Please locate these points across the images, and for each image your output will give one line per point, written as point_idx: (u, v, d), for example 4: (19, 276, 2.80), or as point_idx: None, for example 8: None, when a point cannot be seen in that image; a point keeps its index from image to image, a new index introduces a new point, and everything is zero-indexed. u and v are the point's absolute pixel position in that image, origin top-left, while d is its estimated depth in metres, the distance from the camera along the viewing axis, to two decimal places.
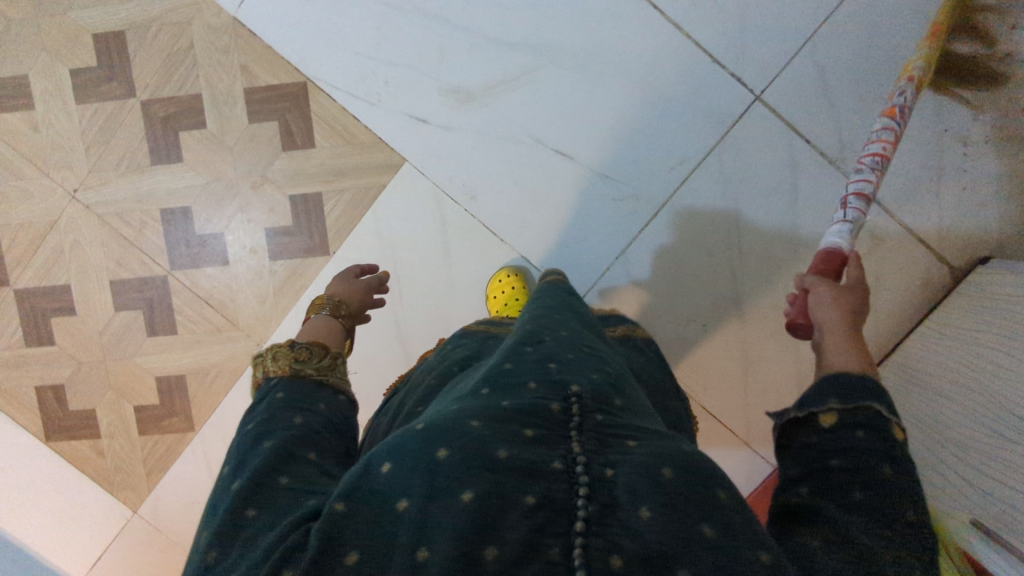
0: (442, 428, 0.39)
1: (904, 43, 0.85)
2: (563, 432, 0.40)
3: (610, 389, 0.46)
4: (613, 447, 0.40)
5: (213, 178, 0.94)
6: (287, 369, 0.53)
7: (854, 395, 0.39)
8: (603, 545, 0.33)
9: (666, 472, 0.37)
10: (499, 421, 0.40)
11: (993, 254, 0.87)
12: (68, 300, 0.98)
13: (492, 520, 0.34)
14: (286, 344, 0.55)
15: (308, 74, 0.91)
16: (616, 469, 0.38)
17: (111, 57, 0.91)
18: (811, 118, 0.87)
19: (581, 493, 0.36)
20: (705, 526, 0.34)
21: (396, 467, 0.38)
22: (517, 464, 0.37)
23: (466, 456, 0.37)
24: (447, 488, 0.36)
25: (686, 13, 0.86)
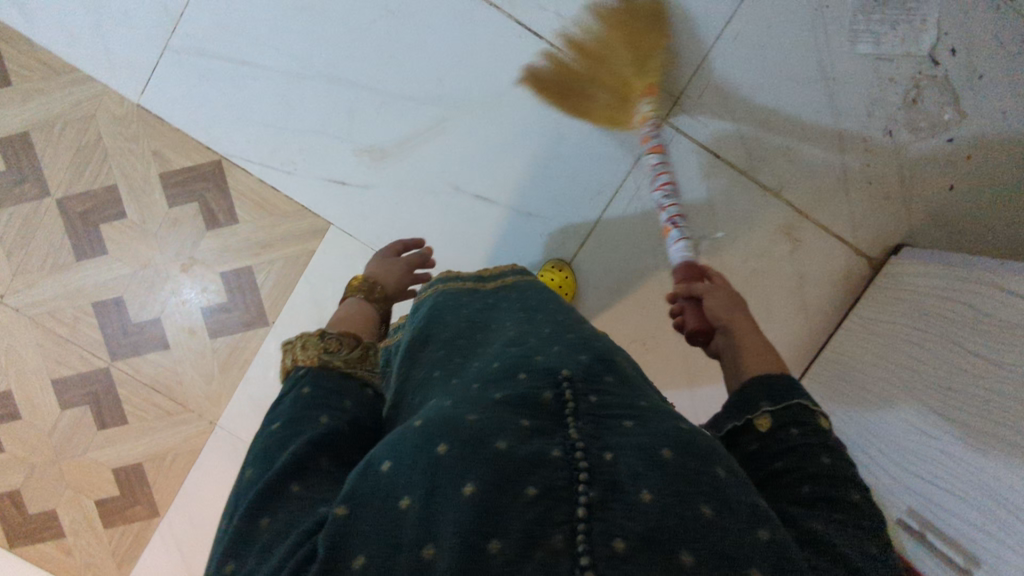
0: (437, 425, 0.38)
1: (789, 55, 0.89)
2: (560, 419, 0.39)
3: (601, 369, 0.46)
4: (612, 427, 0.39)
5: (142, 265, 0.94)
6: (316, 359, 0.49)
7: (785, 397, 0.45)
8: (604, 529, 0.32)
9: (666, 452, 0.36)
10: (494, 414, 0.39)
11: (904, 241, 0.92)
12: (11, 405, 0.97)
13: (495, 510, 0.33)
14: (316, 335, 0.51)
15: (221, 152, 0.91)
16: (615, 452, 0.37)
17: (20, 160, 0.91)
18: (718, 132, 0.91)
19: (582, 479, 0.35)
20: (705, 506, 0.34)
21: (395, 465, 0.36)
22: (518, 454, 0.36)
23: (465, 450, 0.36)
24: (447, 484, 0.34)
25: (583, 47, 0.89)
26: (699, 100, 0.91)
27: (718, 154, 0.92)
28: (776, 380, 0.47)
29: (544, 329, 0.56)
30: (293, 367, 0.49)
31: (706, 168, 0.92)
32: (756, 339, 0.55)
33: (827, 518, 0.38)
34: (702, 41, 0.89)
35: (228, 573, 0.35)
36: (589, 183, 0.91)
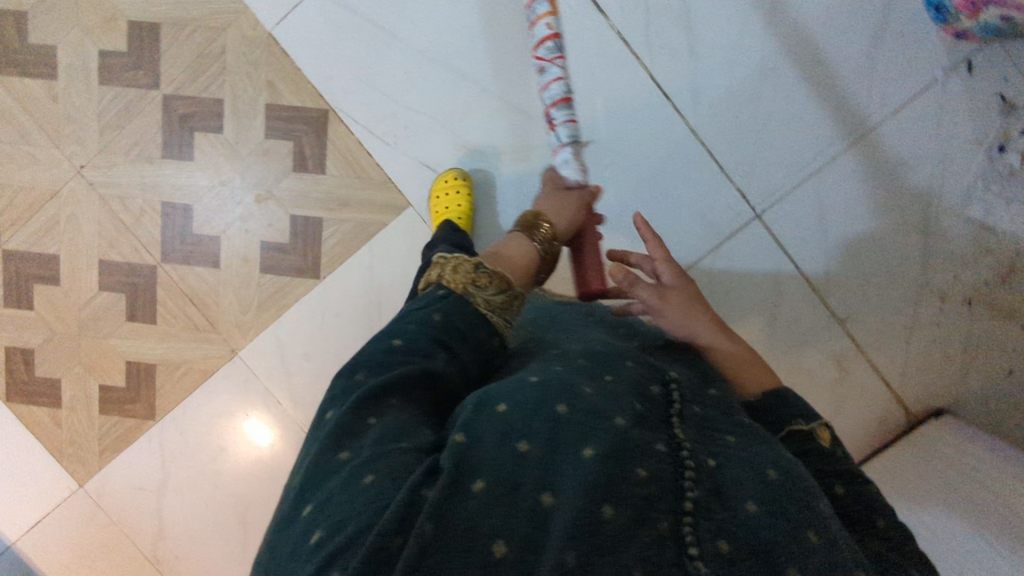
0: (563, 391, 0.44)
1: (900, 193, 0.90)
2: (664, 420, 0.45)
3: (693, 390, 0.51)
4: (711, 441, 0.44)
5: (221, 182, 0.95)
6: (462, 286, 0.55)
7: (809, 416, 0.52)
8: (709, 528, 0.37)
9: (769, 473, 0.41)
10: (611, 397, 0.45)
11: (947, 408, 0.92)
12: (52, 270, 0.98)
13: (612, 479, 0.38)
14: (473, 264, 0.57)
15: (331, 103, 0.92)
16: (717, 462, 0.42)
17: (143, 47, 0.92)
18: (804, 244, 0.92)
19: (688, 477, 0.40)
20: (808, 531, 0.38)
21: (511, 409, 0.42)
22: (630, 433, 0.41)
23: (584, 417, 0.42)
24: (570, 443, 0.39)
25: (705, 121, 0.90)
26: (797, 207, 0.91)
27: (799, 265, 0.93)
28: (782, 396, 0.55)
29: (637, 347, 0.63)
30: (440, 284, 0.56)
31: (780, 272, 0.93)
32: (736, 354, 0.61)
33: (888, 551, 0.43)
34: (819, 155, 0.90)
35: (345, 460, 0.41)
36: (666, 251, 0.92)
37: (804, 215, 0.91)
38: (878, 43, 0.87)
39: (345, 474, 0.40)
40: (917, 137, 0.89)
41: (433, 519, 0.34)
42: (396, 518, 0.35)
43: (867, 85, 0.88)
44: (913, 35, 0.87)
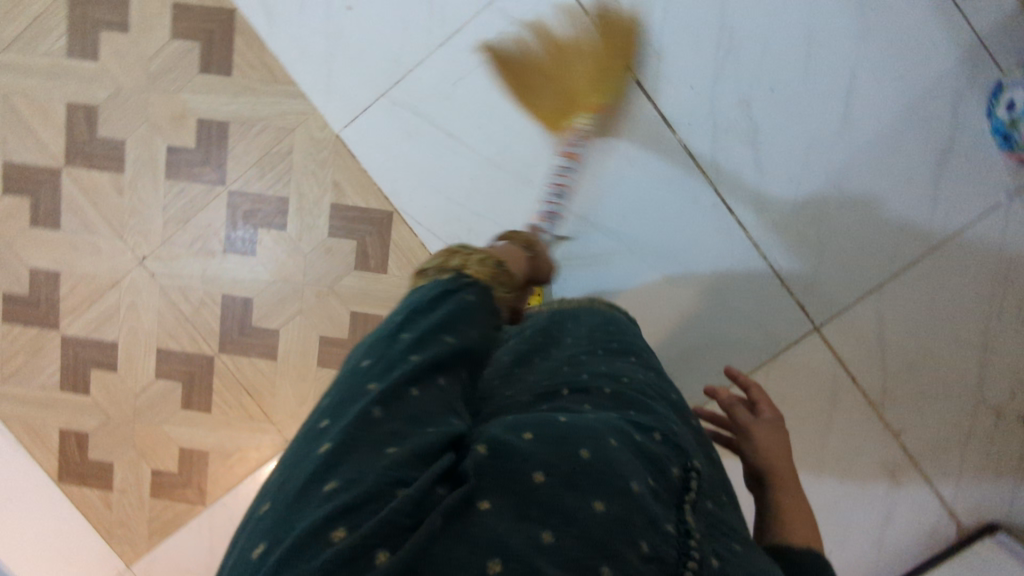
0: (588, 438, 0.41)
1: (961, 310, 0.90)
2: (680, 498, 0.43)
3: (713, 481, 0.50)
4: (716, 541, 0.42)
5: (281, 276, 0.96)
6: (483, 277, 0.49)
7: (814, 572, 0.51)
8: None
9: None
10: (635, 456, 0.42)
11: (999, 522, 0.93)
12: (110, 356, 0.99)
13: (617, 539, 0.35)
14: (493, 259, 0.52)
15: (396, 206, 0.93)
16: (717, 562, 0.39)
17: (210, 144, 0.93)
18: (862, 355, 0.93)
19: (691, 565, 0.37)
20: None
21: (541, 444, 0.39)
22: (646, 506, 0.38)
23: (604, 469, 0.39)
24: (585, 491, 0.37)
25: (767, 234, 0.91)
26: (855, 321, 0.92)
27: (855, 376, 0.93)
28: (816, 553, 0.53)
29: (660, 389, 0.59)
30: (459, 271, 0.49)
31: (835, 382, 0.93)
32: (798, 505, 0.60)
33: None
34: (880, 270, 0.91)
35: (369, 417, 0.37)
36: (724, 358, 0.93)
37: (863, 329, 0.92)
38: (942, 164, 0.88)
39: (359, 431, 0.36)
40: (980, 255, 0.89)
41: (441, 518, 0.33)
42: (390, 512, 0.32)
43: (929, 203, 0.89)
44: (979, 157, 0.87)
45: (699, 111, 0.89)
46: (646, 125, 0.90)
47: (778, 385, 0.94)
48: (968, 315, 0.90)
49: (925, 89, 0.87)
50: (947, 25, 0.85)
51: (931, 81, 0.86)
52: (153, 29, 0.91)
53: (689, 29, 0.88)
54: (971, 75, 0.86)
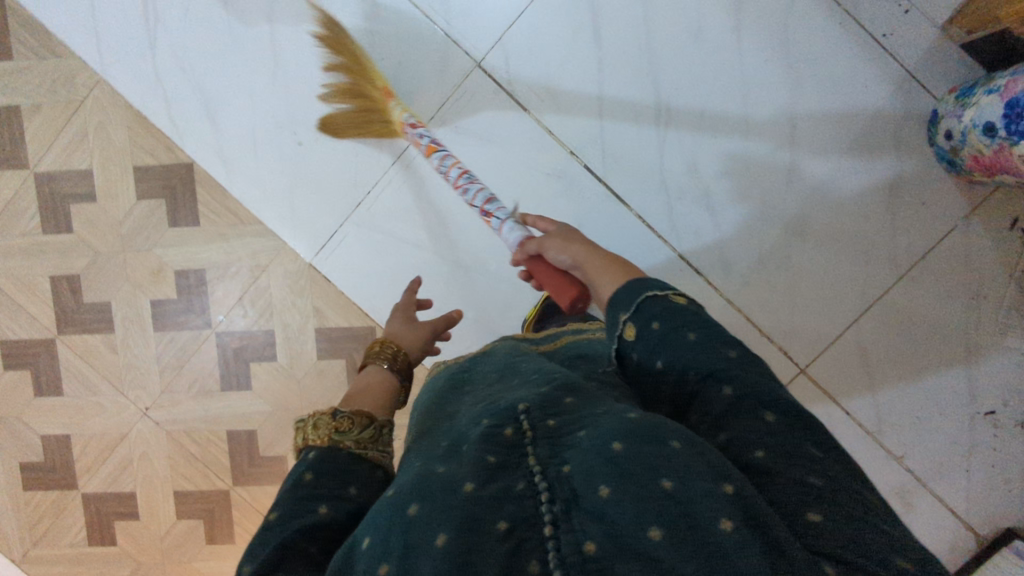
0: (411, 484, 0.41)
1: (942, 330, 0.92)
2: (518, 452, 0.42)
3: (558, 393, 0.50)
4: (563, 442, 0.43)
5: (280, 404, 0.99)
6: (327, 439, 0.49)
7: (634, 299, 0.52)
8: (571, 537, 0.36)
9: (614, 447, 0.40)
10: (459, 460, 0.42)
11: (1016, 526, 0.94)
12: (131, 505, 1.02)
13: (470, 553, 0.35)
14: (330, 413, 0.51)
15: (377, 320, 0.95)
16: (569, 464, 0.40)
17: (191, 292, 0.97)
18: (852, 390, 0.94)
19: (544, 497, 0.38)
20: (664, 480, 0.37)
21: (375, 535, 0.38)
22: (482, 493, 0.38)
23: (431, 501, 0.38)
24: (421, 540, 0.36)
25: (738, 288, 0.92)
26: (841, 357, 0.93)
27: (851, 411, 0.94)
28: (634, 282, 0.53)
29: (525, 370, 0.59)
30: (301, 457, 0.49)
31: (832, 419, 0.94)
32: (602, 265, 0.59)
33: (762, 437, 0.43)
34: (857, 303, 0.92)
35: None
36: None
37: (849, 363, 0.93)
38: (895, 192, 0.89)
39: None
40: (948, 274, 0.90)
41: None
42: None
43: (886, 223, 0.90)
44: (928, 178, 0.88)
45: (651, 183, 0.91)
46: (600, 204, 0.92)
47: None
48: (950, 332, 0.91)
49: (867, 126, 0.89)
50: (875, 62, 0.87)
51: (869, 119, 0.88)
52: (119, 194, 0.95)
53: (626, 107, 0.90)
54: (909, 108, 0.87)
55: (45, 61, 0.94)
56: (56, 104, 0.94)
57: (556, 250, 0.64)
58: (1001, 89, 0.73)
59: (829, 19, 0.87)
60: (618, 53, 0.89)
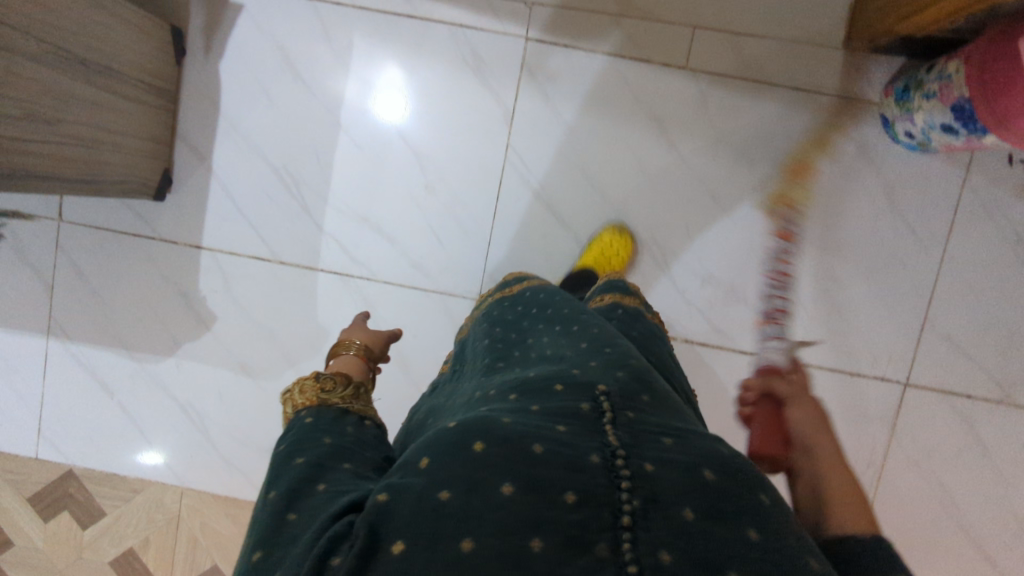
0: (477, 424, 0.37)
1: (1010, 284, 0.89)
2: (599, 426, 0.38)
3: (640, 376, 0.45)
4: (653, 437, 0.38)
5: None
6: (313, 399, 0.48)
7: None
8: (651, 540, 0.31)
9: (712, 471, 0.35)
10: (530, 420, 0.38)
11: None
12: None
13: (531, 513, 0.31)
14: (316, 376, 0.50)
15: None
16: (657, 462, 0.35)
17: None
18: (962, 376, 0.91)
19: (625, 486, 0.33)
20: (753, 528, 0.33)
21: (434, 463, 0.35)
22: (555, 458, 0.35)
23: (501, 450, 0.34)
24: (483, 484, 0.33)
25: (808, 351, 0.92)
26: (934, 355, 0.91)
27: (970, 393, 0.91)
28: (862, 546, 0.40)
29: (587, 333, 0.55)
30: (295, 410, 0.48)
31: (964, 412, 0.91)
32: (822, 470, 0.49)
33: None
34: (917, 303, 0.90)
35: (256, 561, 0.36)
36: (856, 456, 0.94)
37: (943, 356, 0.91)
38: (893, 200, 0.89)
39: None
40: (987, 230, 0.88)
41: None
42: None
43: (901, 223, 0.89)
44: (914, 171, 0.88)
45: (679, 309, 0.92)
46: None
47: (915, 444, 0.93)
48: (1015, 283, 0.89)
49: (833, 162, 0.89)
50: (812, 107, 0.88)
51: (831, 156, 0.89)
52: None
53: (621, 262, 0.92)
54: (859, 121, 0.88)
55: (131, 500, 0.99)
56: (157, 529, 0.98)
57: (808, 427, 0.53)
58: (938, 91, 0.74)
59: (751, 96, 0.88)
60: (585, 223, 0.92)
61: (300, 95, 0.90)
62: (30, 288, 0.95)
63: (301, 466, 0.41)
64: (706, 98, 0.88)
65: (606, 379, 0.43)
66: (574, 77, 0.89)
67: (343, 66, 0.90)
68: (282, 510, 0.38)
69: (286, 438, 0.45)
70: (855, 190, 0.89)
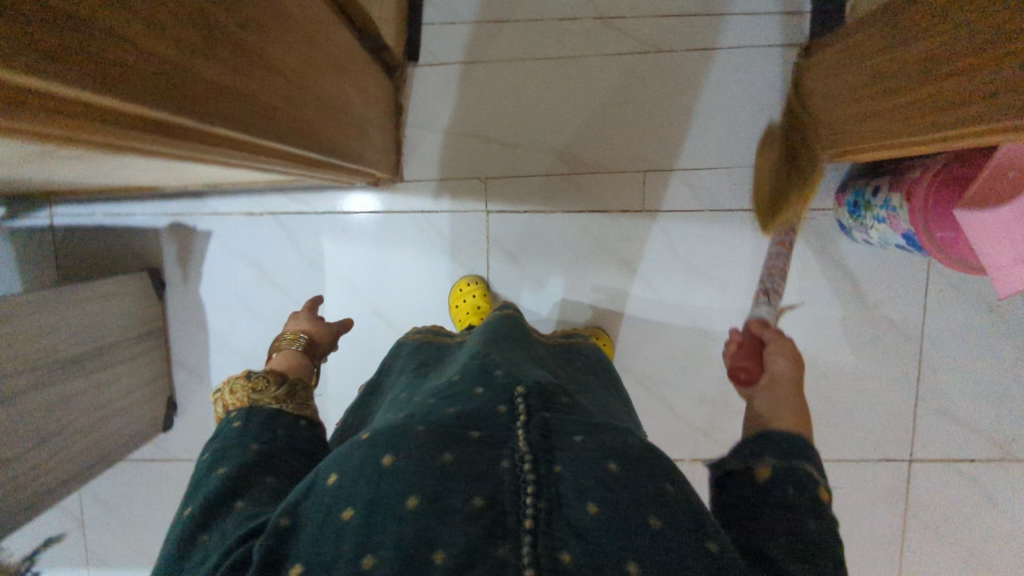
0: (389, 438, 0.39)
1: (991, 350, 0.90)
2: (507, 432, 0.41)
3: (556, 388, 0.47)
4: (560, 440, 0.40)
5: None
6: (245, 400, 0.51)
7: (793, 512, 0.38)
8: (549, 542, 0.34)
9: (611, 467, 0.38)
10: (442, 429, 0.41)
11: None
12: None
13: (433, 528, 0.34)
14: (245, 375, 0.53)
15: None
16: (562, 466, 0.38)
17: None
18: (963, 442, 0.92)
19: (529, 493, 0.36)
20: (651, 518, 0.36)
21: (343, 480, 0.37)
22: (461, 470, 0.37)
23: (410, 461, 0.37)
24: (389, 502, 0.35)
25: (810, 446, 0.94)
26: (932, 429, 0.92)
27: (973, 456, 0.92)
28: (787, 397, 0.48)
29: (516, 343, 0.57)
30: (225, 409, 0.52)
31: (966, 474, 0.92)
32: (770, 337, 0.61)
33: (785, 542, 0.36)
34: (906, 384, 0.92)
35: None
36: (879, 538, 0.95)
37: (942, 428, 0.92)
38: (864, 293, 0.90)
39: None
40: (961, 305, 0.89)
41: None
42: None
43: (875, 311, 0.91)
44: (877, 263, 0.89)
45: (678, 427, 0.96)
46: None
47: (934, 513, 0.93)
48: (996, 348, 0.90)
49: (799, 267, 0.91)
50: None
51: (797, 262, 0.91)
52: None
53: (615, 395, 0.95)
54: (818, 229, 0.90)
55: None
56: None
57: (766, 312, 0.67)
58: (887, 217, 0.76)
59: (712, 225, 0.91)
60: None
61: (280, 303, 0.94)
62: (61, 525, 0.99)
63: (220, 476, 0.44)
64: (669, 235, 0.91)
65: (525, 383, 0.46)
66: (537, 240, 0.92)
67: (315, 267, 0.93)
68: (197, 530, 0.40)
69: (216, 445, 0.48)
70: (825, 289, 0.91)
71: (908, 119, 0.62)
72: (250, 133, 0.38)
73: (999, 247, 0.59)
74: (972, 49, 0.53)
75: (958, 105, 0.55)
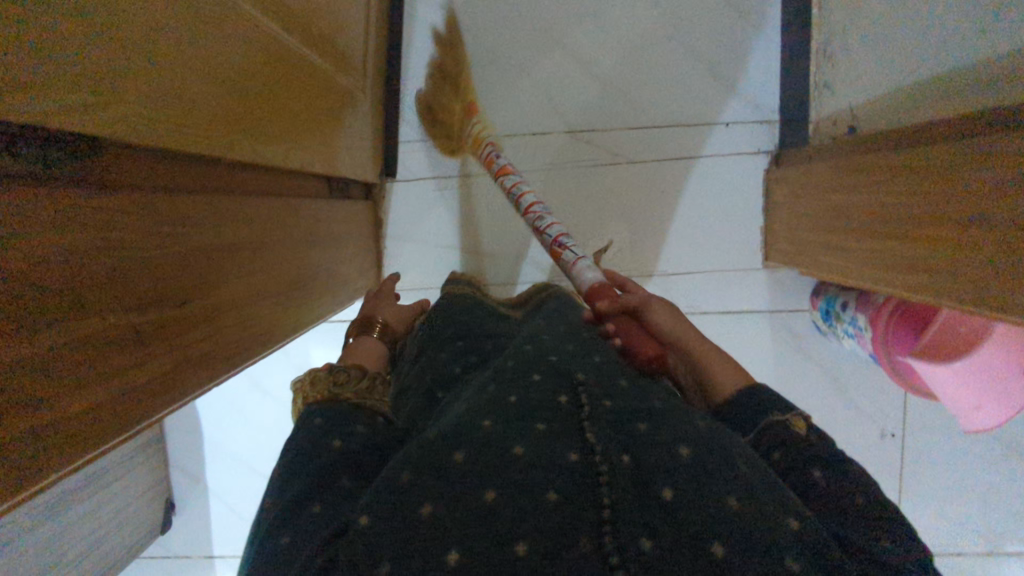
0: (455, 431, 0.35)
1: (971, 445, 0.90)
2: (576, 423, 0.36)
3: (613, 377, 0.43)
4: (626, 428, 0.36)
5: None
6: (324, 394, 0.42)
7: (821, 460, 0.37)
8: (631, 530, 0.30)
9: (683, 451, 0.34)
10: (511, 420, 0.36)
11: None
12: None
13: (511, 524, 0.29)
14: (324, 370, 0.45)
15: None
16: (632, 454, 0.34)
17: None
18: (949, 536, 0.91)
19: (604, 477, 0.32)
20: (729, 498, 0.31)
21: (419, 471, 0.33)
22: (535, 459, 0.33)
23: (482, 458, 0.33)
24: (464, 495, 0.31)
25: None
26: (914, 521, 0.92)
27: (960, 550, 0.91)
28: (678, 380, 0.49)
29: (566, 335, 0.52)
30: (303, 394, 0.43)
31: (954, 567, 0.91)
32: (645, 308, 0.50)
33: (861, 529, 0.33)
34: (887, 478, 0.92)
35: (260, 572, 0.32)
36: None
37: (926, 521, 0.92)
38: (839, 388, 0.91)
39: None
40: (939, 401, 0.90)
41: None
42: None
43: (852, 408, 0.91)
44: (851, 362, 0.90)
45: None
46: None
47: None
48: (976, 445, 0.90)
49: (776, 364, 0.92)
50: (746, 324, 0.91)
51: (773, 359, 0.92)
52: None
53: None
54: (794, 328, 0.91)
55: None
56: None
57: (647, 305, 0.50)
58: (854, 335, 0.77)
59: None
60: None
61: (270, 407, 0.97)
62: None
63: (291, 456, 0.38)
64: None
65: (580, 375, 0.42)
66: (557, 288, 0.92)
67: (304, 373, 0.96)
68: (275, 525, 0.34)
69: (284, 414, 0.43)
70: (801, 387, 0.92)
71: (869, 266, 0.63)
72: (227, 365, 0.46)
73: (965, 387, 0.63)
74: (926, 223, 0.53)
75: (912, 272, 0.56)
